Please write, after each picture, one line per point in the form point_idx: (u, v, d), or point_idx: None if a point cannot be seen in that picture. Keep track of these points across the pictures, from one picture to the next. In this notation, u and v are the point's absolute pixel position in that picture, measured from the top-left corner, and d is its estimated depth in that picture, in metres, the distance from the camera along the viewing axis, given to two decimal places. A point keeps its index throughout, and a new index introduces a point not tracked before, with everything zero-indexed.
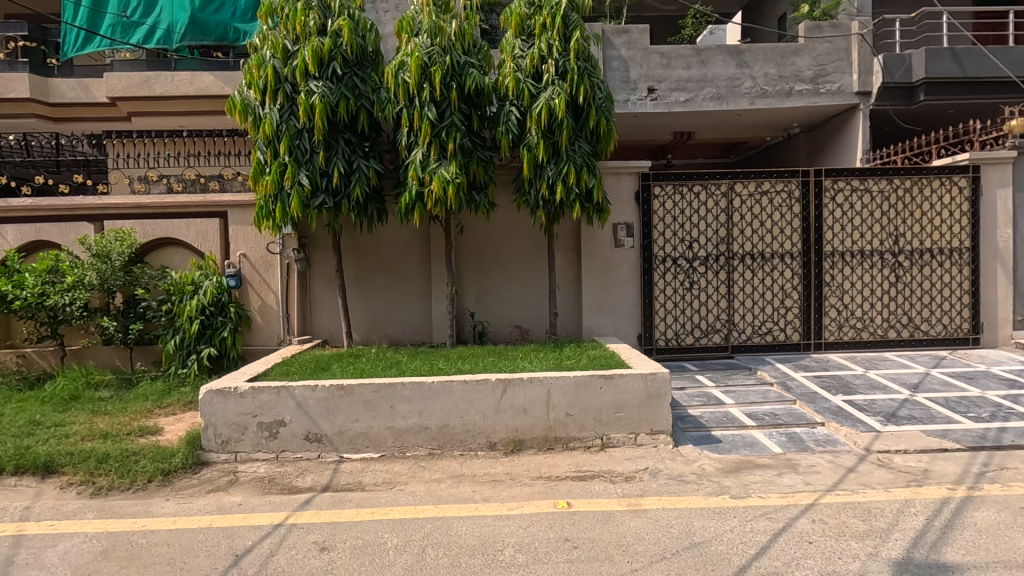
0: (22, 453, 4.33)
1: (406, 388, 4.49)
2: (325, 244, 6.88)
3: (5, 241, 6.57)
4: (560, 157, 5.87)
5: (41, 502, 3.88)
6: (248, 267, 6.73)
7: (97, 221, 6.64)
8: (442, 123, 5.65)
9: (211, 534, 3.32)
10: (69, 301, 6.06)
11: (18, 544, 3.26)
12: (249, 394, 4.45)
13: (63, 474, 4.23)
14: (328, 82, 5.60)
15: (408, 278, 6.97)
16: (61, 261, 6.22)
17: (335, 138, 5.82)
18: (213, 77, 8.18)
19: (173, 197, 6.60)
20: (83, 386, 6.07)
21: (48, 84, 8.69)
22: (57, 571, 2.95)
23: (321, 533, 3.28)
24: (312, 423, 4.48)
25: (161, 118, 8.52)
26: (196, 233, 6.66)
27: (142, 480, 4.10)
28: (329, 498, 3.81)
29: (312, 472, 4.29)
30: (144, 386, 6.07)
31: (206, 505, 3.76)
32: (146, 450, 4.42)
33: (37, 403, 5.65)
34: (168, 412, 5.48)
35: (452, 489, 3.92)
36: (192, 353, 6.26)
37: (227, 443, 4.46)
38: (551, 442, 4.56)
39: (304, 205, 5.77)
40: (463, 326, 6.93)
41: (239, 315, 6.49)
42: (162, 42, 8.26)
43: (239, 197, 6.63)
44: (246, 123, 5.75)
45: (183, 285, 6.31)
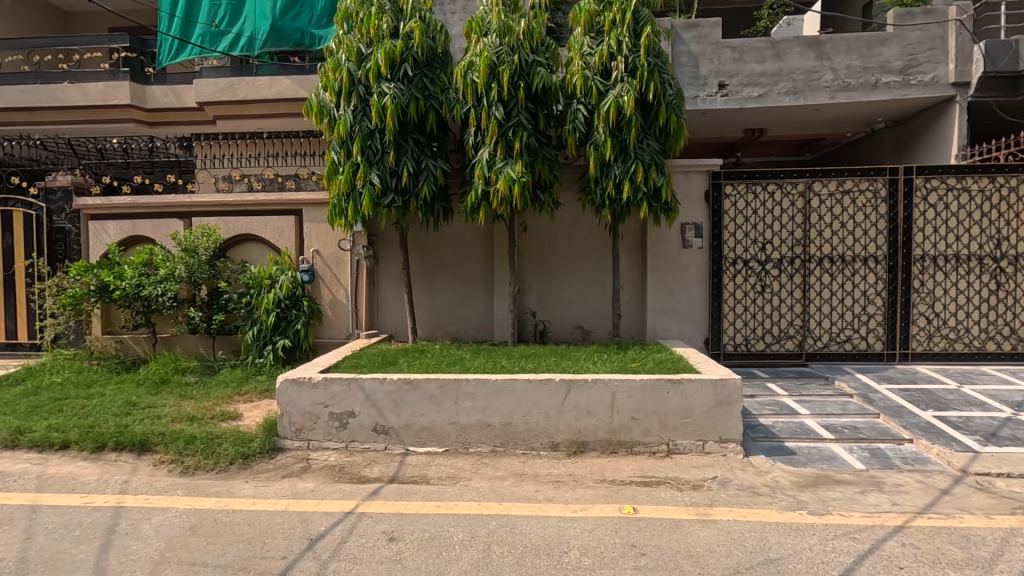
0: (121, 432, 4.71)
1: (470, 384, 4.54)
2: (392, 241, 7.07)
3: (107, 235, 7.17)
4: (628, 155, 5.76)
5: (137, 477, 4.20)
6: (320, 262, 7.02)
7: (186, 217, 7.12)
8: (509, 122, 5.67)
9: (287, 517, 3.49)
10: (161, 292, 6.53)
11: (119, 515, 3.54)
12: (322, 385, 4.63)
13: (156, 452, 4.57)
14: (399, 84, 5.75)
15: (471, 276, 7.05)
16: (155, 255, 6.74)
17: (405, 139, 5.96)
18: (290, 82, 8.62)
19: (253, 196, 6.95)
20: (172, 371, 6.53)
21: (145, 91, 9.35)
22: (153, 542, 3.18)
23: (389, 524, 3.36)
24: (379, 415, 4.62)
25: (243, 120, 9.01)
26: (274, 230, 7.01)
27: (224, 462, 4.36)
28: (396, 490, 3.91)
29: (379, 463, 4.42)
30: (225, 373, 6.46)
31: (283, 489, 3.95)
32: (227, 434, 4.69)
33: (132, 385, 6.14)
34: (247, 399, 5.80)
35: (516, 488, 3.93)
36: (268, 344, 6.60)
37: (301, 430, 4.66)
38: (615, 446, 4.48)
39: (374, 203, 5.95)
40: (524, 326, 6.95)
41: (312, 309, 6.80)
42: (245, 49, 8.74)
43: (314, 196, 6.91)
44: (322, 124, 5.99)
45: (261, 279, 6.66)
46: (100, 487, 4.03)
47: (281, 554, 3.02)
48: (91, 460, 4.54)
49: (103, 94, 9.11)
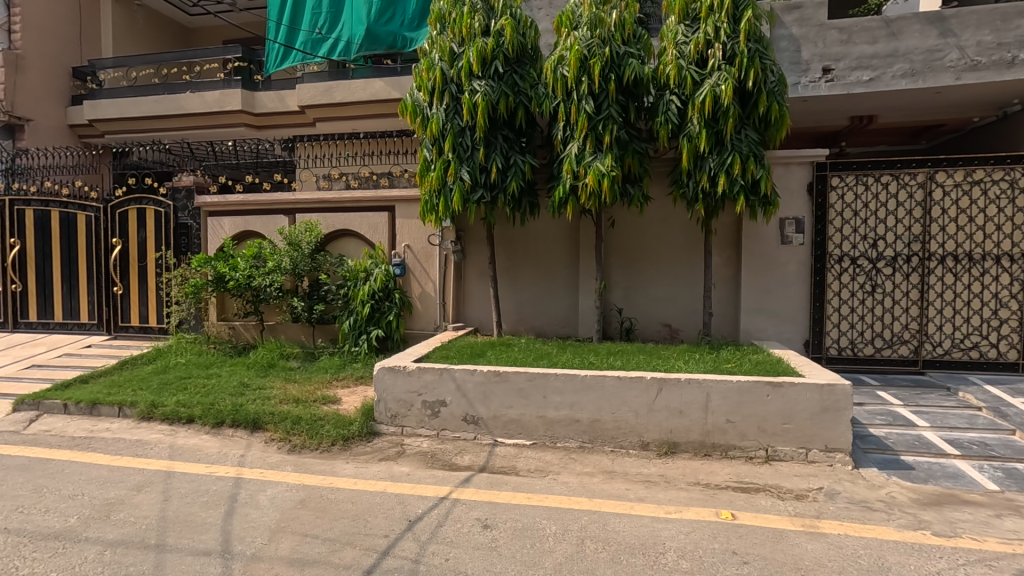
0: (236, 410, 5.15)
1: (558, 379, 4.55)
2: (479, 236, 7.21)
3: (223, 230, 7.86)
4: (724, 147, 5.51)
5: (252, 452, 4.58)
6: (411, 257, 7.29)
7: (290, 213, 7.66)
8: (600, 115, 5.59)
9: (386, 497, 3.66)
10: (269, 283, 7.06)
11: (239, 485, 3.88)
12: (415, 373, 4.81)
13: (267, 430, 4.95)
14: (490, 81, 5.83)
15: (555, 271, 7.05)
16: (263, 248, 7.29)
17: (494, 135, 6.04)
18: (383, 84, 9.07)
19: (351, 193, 7.33)
20: (277, 356, 7.04)
21: (254, 97, 10.13)
22: (269, 512, 3.45)
23: (482, 511, 3.45)
24: (469, 406, 4.73)
25: (340, 122, 9.58)
26: (368, 225, 7.37)
27: (327, 442, 4.65)
28: (486, 479, 3.99)
29: (469, 452, 4.53)
30: (324, 360, 6.88)
31: (380, 471, 4.15)
32: (329, 416, 5.00)
33: (244, 368, 6.70)
34: (344, 384, 6.15)
35: (606, 485, 3.89)
36: (363, 333, 6.96)
37: (395, 416, 4.88)
38: (708, 448, 4.32)
39: (464, 199, 6.09)
40: (609, 322, 6.86)
41: (403, 301, 7.09)
42: (342, 53, 9.21)
43: (406, 192, 7.19)
44: (415, 123, 6.19)
45: (357, 272, 7.04)
46: (221, 459, 4.43)
47: (383, 533, 3.17)
48: (212, 434, 5.00)
49: (218, 101, 9.96)
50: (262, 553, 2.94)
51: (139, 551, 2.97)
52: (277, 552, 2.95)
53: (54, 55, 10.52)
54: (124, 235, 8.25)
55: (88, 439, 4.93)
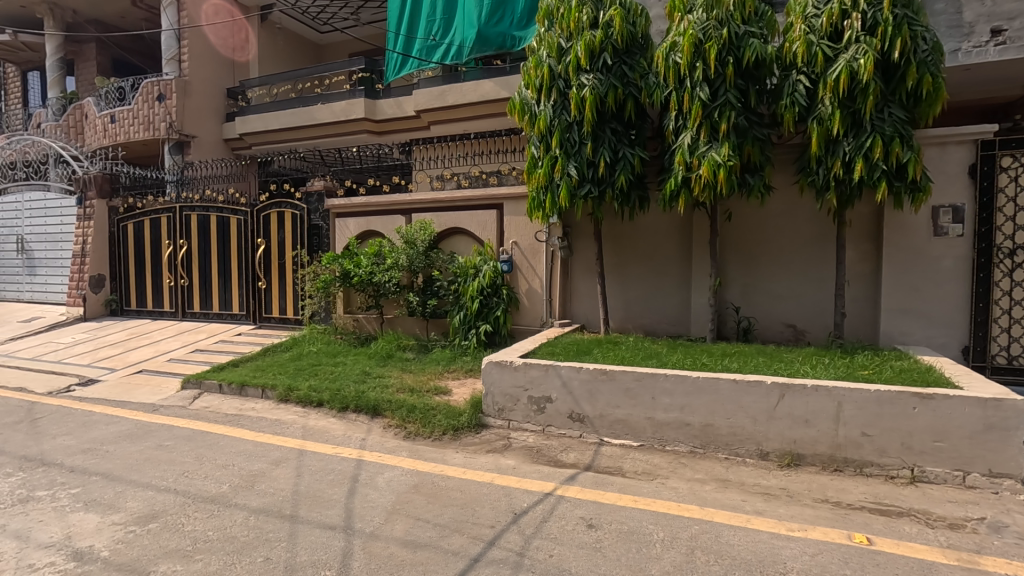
0: (359, 396, 5.57)
1: (668, 380, 4.38)
2: (586, 232, 7.13)
3: (348, 231, 8.53)
4: (862, 129, 4.94)
5: (372, 436, 4.93)
6: (518, 253, 7.41)
7: (406, 213, 8.11)
8: (716, 102, 5.26)
9: (493, 489, 3.76)
10: (388, 279, 7.54)
11: (360, 466, 4.19)
12: (522, 368, 4.88)
13: (386, 416, 5.30)
14: (598, 74, 5.71)
15: (666, 268, 6.78)
16: (383, 247, 7.83)
17: (602, 129, 5.92)
18: (492, 84, 9.36)
19: (462, 193, 7.58)
20: (395, 347, 7.49)
21: (376, 105, 10.85)
22: (386, 494, 3.69)
23: (586, 510, 3.41)
24: (575, 403, 4.71)
25: (454, 124, 10.08)
26: (478, 223, 7.59)
27: (438, 431, 4.88)
28: (591, 478, 3.94)
29: (575, 449, 4.51)
30: (437, 352, 7.22)
31: (488, 463, 4.26)
32: (440, 407, 5.23)
33: (366, 357, 7.23)
34: (454, 376, 6.42)
35: (719, 494, 3.67)
36: (473, 328, 7.19)
37: (503, 410, 4.99)
38: (839, 463, 3.92)
39: (571, 195, 6.05)
40: (725, 321, 6.48)
41: (510, 297, 7.24)
42: (454, 57, 9.55)
43: (514, 189, 7.30)
44: (523, 121, 6.25)
45: (467, 268, 7.30)
46: (346, 441, 4.81)
47: (489, 523, 3.25)
48: (338, 417, 5.46)
49: (345, 111, 10.82)
50: (380, 532, 3.15)
51: (278, 520, 3.32)
52: (392, 532, 3.15)
53: (213, 80, 12.05)
54: (267, 235, 9.24)
55: (238, 416, 5.60)
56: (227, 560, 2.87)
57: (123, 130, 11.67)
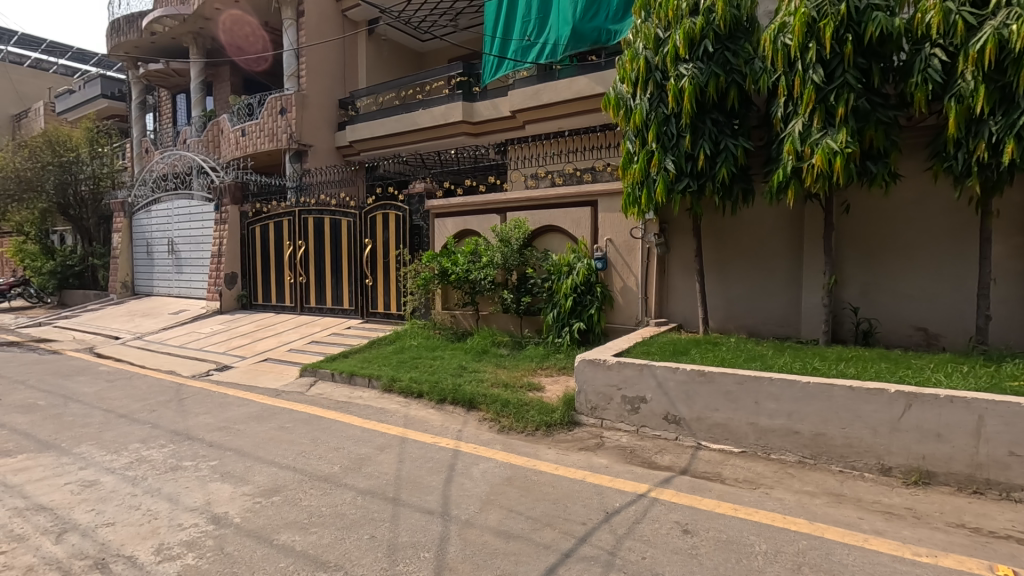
0: (456, 389, 5.80)
1: (773, 384, 4.11)
2: (685, 228, 6.88)
3: (446, 230, 8.87)
4: (1013, 105, 4.31)
5: (468, 428, 5.11)
6: (613, 250, 7.30)
7: (501, 212, 8.28)
8: (832, 85, 4.85)
9: (585, 486, 3.76)
10: (484, 277, 7.74)
11: (456, 456, 4.37)
12: (615, 367, 4.83)
13: (481, 410, 5.48)
14: (699, 63, 5.48)
15: (773, 265, 6.36)
16: (479, 246, 8.08)
17: (702, 120, 5.67)
18: (587, 80, 9.32)
19: (556, 191, 7.61)
20: (490, 343, 7.68)
21: (473, 107, 11.18)
22: (481, 484, 3.81)
23: (682, 515, 3.31)
24: (671, 405, 4.57)
25: (548, 122, 10.14)
26: (572, 220, 7.57)
27: (532, 427, 4.96)
28: (687, 482, 3.81)
29: (670, 452, 4.38)
30: (531, 349, 7.30)
31: (580, 461, 4.26)
32: (533, 402, 5.30)
33: (463, 352, 7.48)
34: (548, 373, 6.47)
35: (832, 509, 3.39)
36: (566, 325, 7.20)
37: (595, 409, 4.96)
38: (980, 485, 3.48)
39: (668, 189, 5.86)
40: (840, 323, 5.97)
41: (604, 295, 7.16)
42: (549, 56, 9.59)
43: (609, 186, 7.20)
44: (618, 116, 6.15)
45: (561, 266, 7.33)
46: (444, 431, 5.04)
47: (581, 520, 3.25)
48: (437, 409, 5.72)
49: (444, 114, 11.25)
50: (474, 520, 3.27)
51: (382, 502, 3.55)
52: (486, 521, 3.25)
53: (327, 92, 13.05)
54: (373, 235, 9.86)
55: (348, 404, 6.05)
56: (338, 534, 3.12)
57: (252, 142, 12.98)
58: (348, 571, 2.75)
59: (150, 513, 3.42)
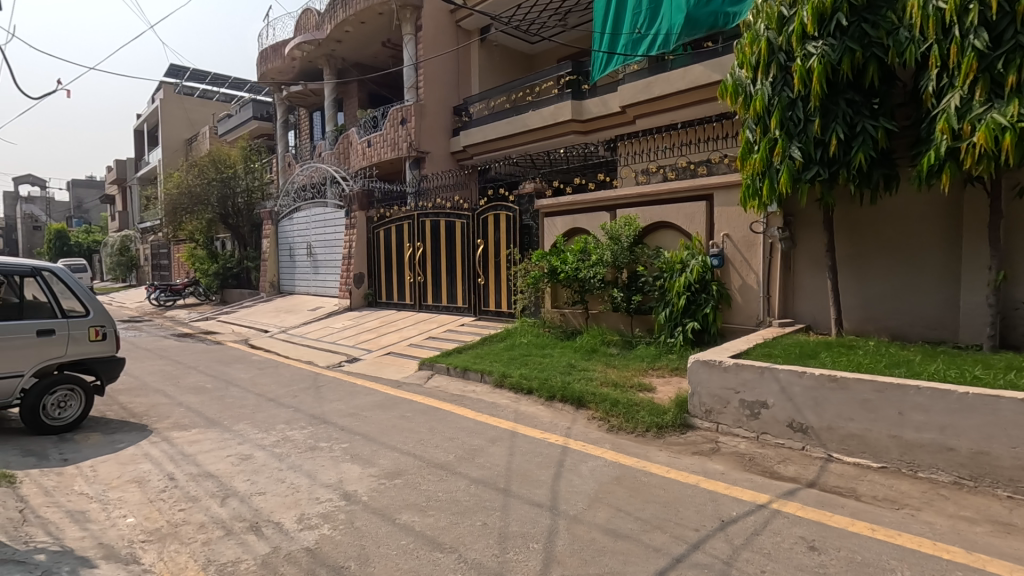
0: (565, 387, 5.84)
1: (921, 393, 3.66)
2: (814, 221, 6.32)
3: (556, 229, 8.95)
4: None
5: (577, 426, 5.13)
6: (731, 246, 6.91)
7: (611, 210, 8.18)
8: (999, 50, 4.20)
9: (698, 491, 3.61)
10: (594, 275, 7.69)
11: (565, 453, 4.41)
12: (732, 369, 4.58)
13: (590, 408, 5.47)
14: (830, 39, 4.99)
15: (922, 259, 5.64)
16: (588, 243, 8.04)
17: (834, 101, 5.15)
18: (702, 68, 8.94)
19: (668, 185, 7.35)
20: (600, 342, 7.60)
21: (583, 106, 11.16)
22: (589, 481, 3.82)
23: (807, 530, 3.07)
24: (797, 411, 4.24)
25: (660, 115, 9.83)
26: (686, 216, 7.27)
27: (642, 428, 4.85)
28: (815, 496, 3.52)
29: (795, 462, 4.07)
30: (641, 348, 7.13)
31: (693, 465, 4.10)
32: (644, 403, 5.19)
33: (572, 350, 7.50)
34: (659, 374, 6.28)
35: (997, 539, 2.95)
36: (679, 325, 6.94)
37: (710, 412, 4.74)
38: None
39: (794, 179, 5.43)
40: (1012, 326, 5.14)
41: (721, 293, 6.81)
42: (661, 47, 9.27)
43: (726, 178, 6.82)
44: (737, 104, 5.81)
45: (674, 264, 7.08)
46: (553, 427, 5.10)
47: (693, 526, 3.14)
48: (546, 405, 5.80)
49: (553, 114, 11.38)
50: (583, 516, 3.28)
51: (494, 491, 3.69)
52: (595, 518, 3.25)
53: (443, 101, 13.73)
54: (485, 236, 10.21)
55: (463, 397, 6.35)
56: (453, 519, 3.30)
57: (376, 152, 14.01)
58: (462, 554, 2.90)
59: (293, 486, 3.85)
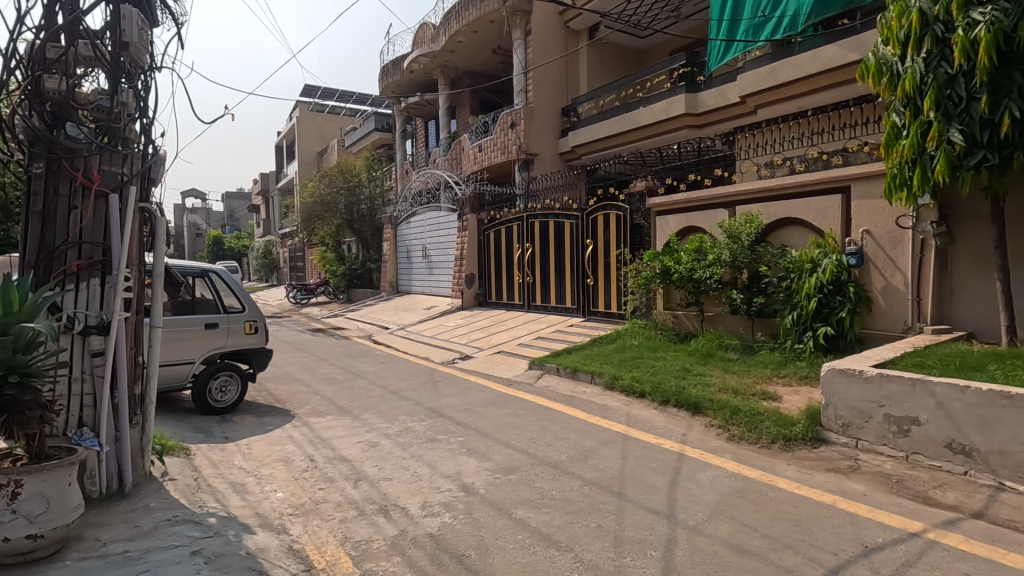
0: (679, 392, 5.63)
1: None
2: (978, 212, 5.52)
3: (669, 227, 8.64)
4: None
5: (693, 432, 4.92)
6: (871, 244, 6.24)
7: (730, 206, 7.73)
8: None
9: (835, 512, 3.31)
10: (710, 276, 7.34)
11: (681, 460, 4.24)
12: (875, 381, 4.14)
13: (707, 415, 5.23)
14: (1001, 4, 4.37)
15: None
16: (704, 242, 7.65)
17: (1008, 75, 4.45)
18: (836, 48, 8.16)
19: (796, 178, 6.80)
20: (717, 346, 7.22)
21: (697, 98, 10.65)
22: (709, 492, 3.64)
23: (974, 567, 2.68)
24: (957, 431, 3.73)
25: (785, 103, 9.15)
26: (817, 211, 6.68)
27: (766, 439, 4.53)
28: (982, 529, 3.07)
29: (955, 488, 3.58)
30: (764, 354, 6.66)
31: (829, 483, 3.75)
32: (768, 413, 4.86)
33: (686, 354, 7.20)
34: (785, 382, 5.83)
35: None
36: (808, 330, 6.40)
37: (848, 426, 4.32)
38: None
39: (954, 166, 4.77)
40: None
41: (859, 296, 6.18)
42: (787, 29, 8.67)
43: (866, 168, 6.17)
44: (880, 86, 5.24)
45: (802, 263, 6.55)
46: (668, 433, 4.94)
47: (831, 549, 2.88)
48: (659, 409, 5.63)
49: (666, 109, 11.00)
50: (703, 528, 3.14)
51: (608, 494, 3.66)
52: (717, 531, 3.10)
53: (552, 102, 13.83)
54: (594, 236, 10.12)
55: (573, 397, 6.36)
56: (568, 518, 3.32)
57: (487, 156, 14.43)
58: (578, 554, 2.91)
59: (416, 475, 4.10)
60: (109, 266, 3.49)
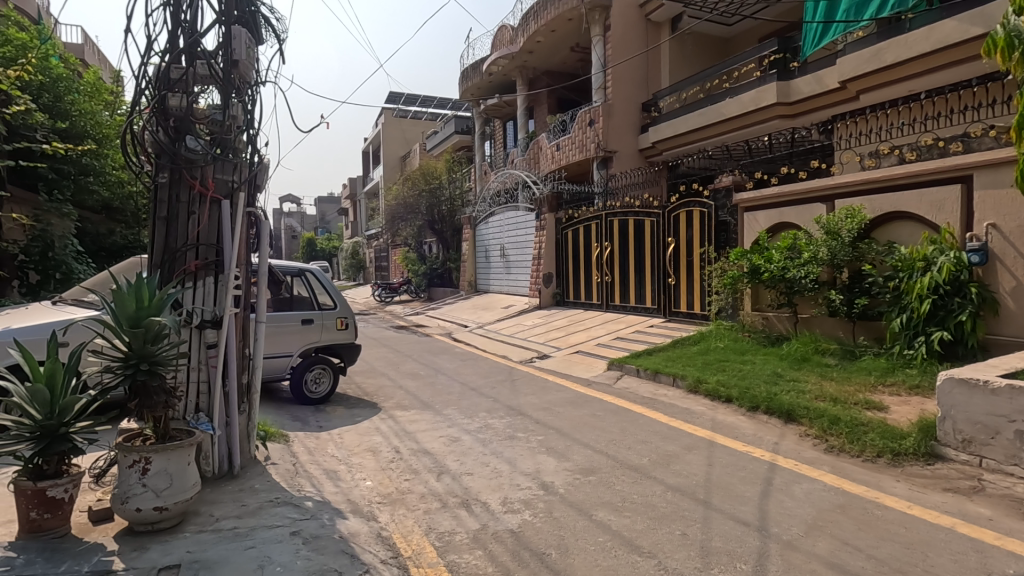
0: (770, 398, 5.33)
1: None
2: None
3: (758, 224, 8.16)
4: None
5: (786, 441, 4.63)
6: (998, 239, 5.58)
7: (829, 200, 7.20)
8: None
9: (955, 537, 2.99)
10: (804, 275, 6.88)
11: (773, 470, 4.00)
12: (1003, 393, 3.70)
13: (801, 423, 4.91)
14: None
15: None
16: (798, 240, 7.16)
17: None
18: (955, 23, 7.37)
19: (906, 167, 6.21)
20: (812, 350, 6.74)
21: (791, 86, 9.99)
22: (805, 506, 3.41)
23: None
24: None
25: (893, 86, 8.47)
26: (931, 204, 6.06)
27: (871, 452, 4.17)
28: None
29: None
30: (867, 360, 6.13)
31: (946, 504, 3.40)
32: (873, 424, 4.48)
33: (777, 358, 6.78)
34: (892, 392, 5.34)
35: None
36: (920, 335, 5.84)
37: (970, 443, 3.90)
38: None
39: None
40: None
41: (982, 297, 5.55)
42: (895, 6, 8.01)
43: (993, 155, 5.52)
44: (1011, 62, 4.63)
45: (913, 261, 5.97)
46: (757, 440, 4.69)
47: None
48: (747, 416, 5.36)
49: (755, 100, 10.42)
50: (799, 544, 2.95)
51: (693, 502, 3.52)
52: (814, 548, 2.90)
53: (632, 97, 13.53)
54: (676, 234, 9.79)
55: (653, 399, 6.20)
56: (650, 523, 3.23)
57: (565, 154, 14.36)
58: (661, 561, 2.82)
59: (496, 471, 4.16)
60: (221, 266, 3.81)
